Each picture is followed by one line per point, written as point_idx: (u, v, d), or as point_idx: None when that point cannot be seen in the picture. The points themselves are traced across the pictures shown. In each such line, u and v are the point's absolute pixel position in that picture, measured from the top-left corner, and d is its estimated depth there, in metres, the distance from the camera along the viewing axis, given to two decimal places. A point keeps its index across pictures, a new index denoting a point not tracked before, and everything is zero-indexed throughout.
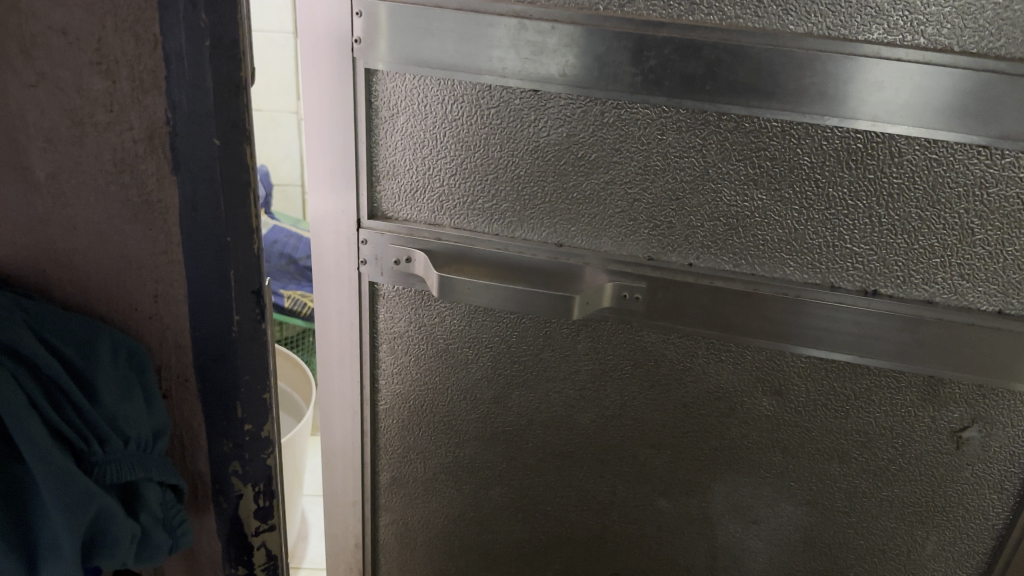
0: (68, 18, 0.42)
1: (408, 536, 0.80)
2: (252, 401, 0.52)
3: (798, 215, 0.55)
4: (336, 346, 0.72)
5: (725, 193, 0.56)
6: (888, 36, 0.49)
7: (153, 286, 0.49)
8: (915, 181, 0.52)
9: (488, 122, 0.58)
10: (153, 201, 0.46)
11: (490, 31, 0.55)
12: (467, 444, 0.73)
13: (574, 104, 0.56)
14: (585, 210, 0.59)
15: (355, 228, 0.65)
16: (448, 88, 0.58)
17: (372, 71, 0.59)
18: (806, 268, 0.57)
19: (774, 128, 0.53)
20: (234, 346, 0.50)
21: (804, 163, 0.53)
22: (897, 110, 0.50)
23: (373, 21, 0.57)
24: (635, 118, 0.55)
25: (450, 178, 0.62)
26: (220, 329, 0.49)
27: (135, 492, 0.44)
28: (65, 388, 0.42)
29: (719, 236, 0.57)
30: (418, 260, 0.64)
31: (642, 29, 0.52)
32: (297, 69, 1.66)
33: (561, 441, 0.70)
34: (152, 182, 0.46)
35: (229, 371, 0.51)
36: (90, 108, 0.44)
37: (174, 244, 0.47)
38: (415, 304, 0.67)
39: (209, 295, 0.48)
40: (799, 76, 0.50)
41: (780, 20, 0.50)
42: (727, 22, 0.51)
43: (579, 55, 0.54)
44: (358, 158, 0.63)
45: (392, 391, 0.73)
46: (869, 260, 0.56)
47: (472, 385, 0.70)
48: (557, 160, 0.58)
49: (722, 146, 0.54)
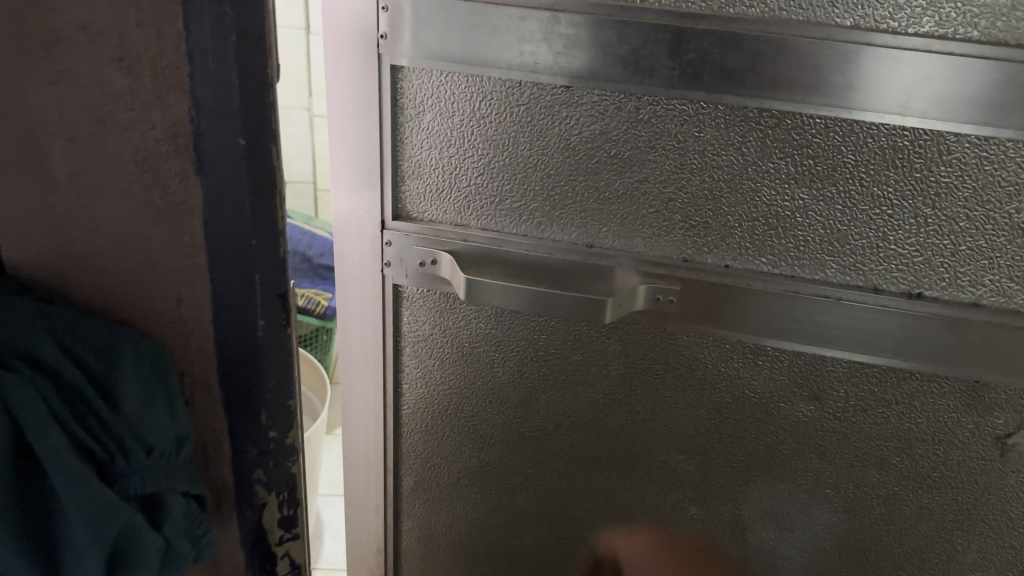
0: (90, 12, 0.40)
1: (431, 542, 0.79)
2: (276, 403, 0.51)
3: (842, 215, 0.53)
4: (358, 349, 0.70)
5: (764, 191, 0.54)
6: (940, 29, 0.47)
7: (177, 288, 0.47)
8: (963, 179, 0.50)
9: (518, 118, 0.57)
10: (177, 202, 0.45)
11: (520, 25, 0.53)
12: (492, 449, 0.71)
13: (607, 100, 0.54)
14: (617, 209, 0.58)
15: (379, 229, 0.64)
16: (476, 84, 0.56)
17: (397, 67, 0.57)
18: (848, 269, 0.55)
19: (816, 124, 0.51)
20: (260, 349, 0.49)
21: (847, 160, 0.51)
22: (947, 105, 0.48)
23: (399, 15, 0.55)
24: (671, 114, 0.53)
25: (477, 177, 0.60)
26: (245, 332, 0.49)
27: (159, 503, 0.43)
28: (87, 396, 0.41)
29: (757, 237, 0.56)
30: (444, 262, 0.62)
31: (679, 22, 0.50)
32: (309, 66, 1.64)
33: (590, 446, 0.68)
34: (177, 183, 0.44)
35: (253, 375, 0.50)
36: (112, 107, 0.42)
37: (198, 246, 0.46)
38: (440, 307, 0.66)
39: (234, 298, 0.48)
40: (845, 70, 0.48)
41: (825, 13, 0.48)
42: (769, 15, 0.49)
43: (612, 49, 0.52)
44: (382, 156, 0.61)
45: (416, 396, 0.71)
46: (913, 261, 0.54)
47: (499, 389, 0.68)
48: (589, 158, 0.56)
49: (762, 143, 0.52)
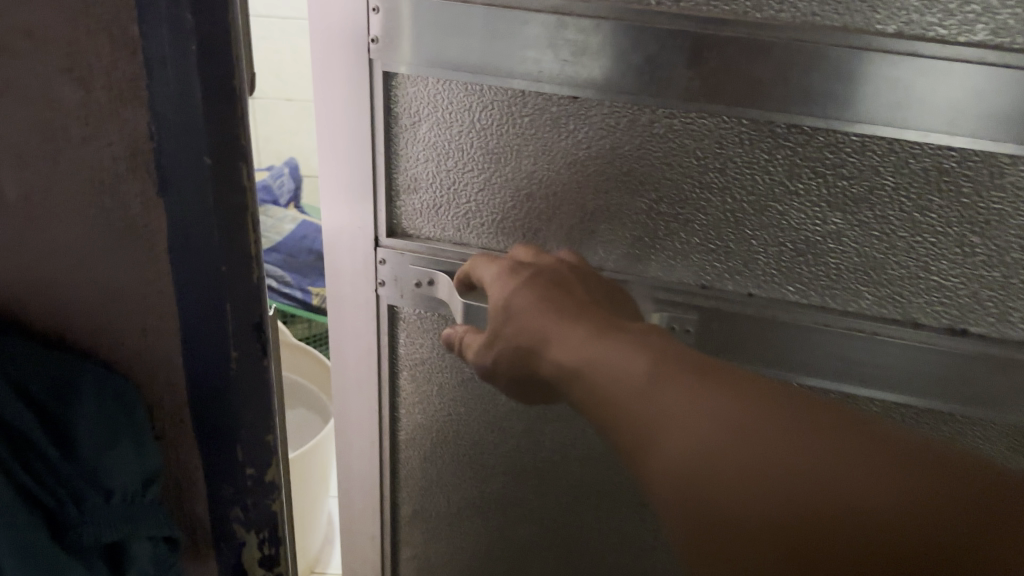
0: (34, 16, 0.35)
1: (430, 569, 0.75)
2: (249, 436, 0.46)
3: (876, 244, 0.48)
4: (353, 373, 0.65)
5: (792, 214, 0.49)
6: (995, 38, 0.41)
7: (142, 317, 0.43)
8: (1017, 206, 0.45)
9: (524, 131, 0.52)
10: (139, 225, 0.40)
11: (523, 30, 0.48)
12: (494, 477, 0.67)
13: (618, 113, 0.49)
14: (631, 230, 0.53)
15: (372, 247, 0.59)
16: (476, 92, 0.51)
17: (390, 73, 0.53)
18: (884, 301, 0.50)
19: (852, 142, 0.46)
20: (234, 384, 0.44)
21: (886, 183, 0.46)
22: (1002, 125, 0.42)
23: (391, 17, 0.50)
24: (690, 129, 0.48)
25: (479, 193, 0.56)
26: (216, 365, 0.44)
27: (122, 553, 0.38)
28: (32, 438, 0.37)
29: (784, 263, 0.51)
30: (441, 282, 0.58)
31: (700, 28, 0.45)
32: None
33: (598, 479, 0.63)
34: (138, 206, 0.40)
35: (226, 411, 0.45)
36: (65, 122, 0.38)
37: (163, 272, 0.42)
38: (438, 329, 0.61)
39: (204, 329, 0.43)
40: (890, 87, 0.43)
41: (865, 18, 0.42)
42: (801, 20, 0.43)
43: (624, 57, 0.47)
44: (375, 170, 0.56)
45: (414, 421, 0.67)
46: (957, 295, 0.48)
47: (501, 417, 0.63)
48: (600, 175, 0.52)
49: (790, 162, 0.47)
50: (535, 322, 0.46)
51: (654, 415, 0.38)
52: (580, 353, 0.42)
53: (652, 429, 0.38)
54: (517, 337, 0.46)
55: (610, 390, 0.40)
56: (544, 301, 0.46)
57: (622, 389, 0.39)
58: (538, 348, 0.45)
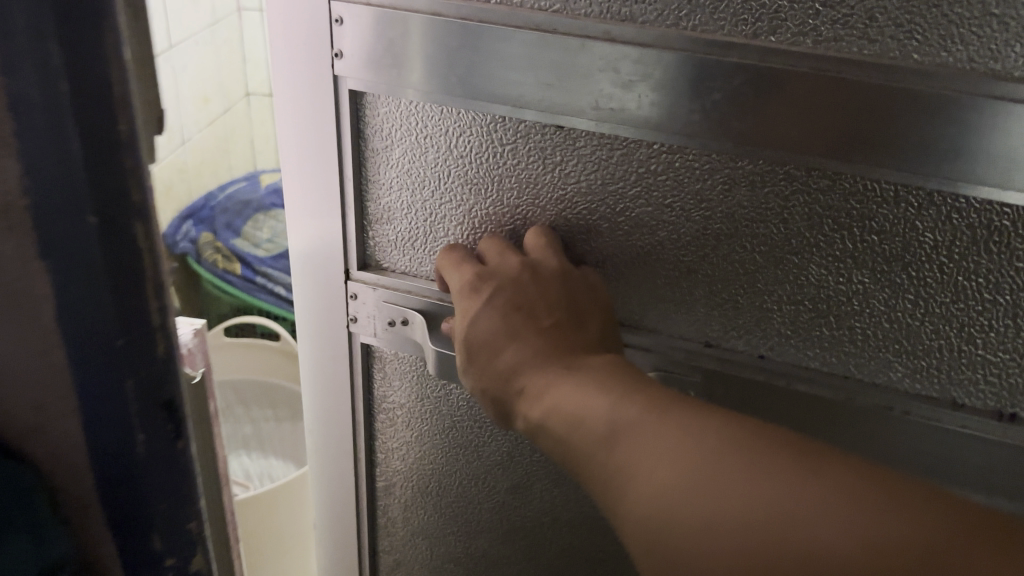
0: None
1: None
2: (177, 535, 0.36)
3: (919, 309, 0.41)
4: (327, 414, 0.60)
5: (810, 268, 0.42)
6: None
7: (29, 406, 0.32)
8: None
9: (513, 162, 0.46)
10: (13, 294, 0.29)
11: (502, 47, 0.42)
12: (479, 534, 0.61)
13: (617, 143, 0.43)
14: (626, 274, 0.47)
15: (343, 280, 0.54)
16: (453, 116, 0.46)
17: (358, 92, 0.47)
18: (919, 376, 0.42)
19: (881, 192, 0.39)
20: (149, 485, 0.34)
21: (922, 240, 0.39)
22: None
23: (356, 29, 0.45)
24: (692, 167, 0.42)
25: (458, 229, 0.50)
26: (126, 467, 0.33)
27: None
28: None
29: (801, 323, 0.44)
30: (415, 324, 0.53)
31: (704, 51, 0.38)
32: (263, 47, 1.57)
33: (592, 547, 0.57)
34: (12, 270, 0.29)
35: (145, 526, 0.35)
36: None
37: (53, 347, 0.30)
38: (416, 372, 0.56)
39: (109, 419, 0.32)
40: (927, 128, 0.36)
41: (898, 44, 0.35)
42: (823, 46, 0.37)
43: (615, 82, 0.41)
44: (343, 201, 0.51)
45: (395, 467, 0.61)
46: (1008, 374, 0.40)
47: (486, 469, 0.57)
48: (591, 212, 0.46)
49: (808, 211, 0.41)
50: (510, 347, 0.43)
51: (621, 463, 0.35)
52: (552, 390, 0.40)
53: (618, 477, 0.36)
54: (494, 372, 0.43)
55: (574, 442, 0.38)
56: (517, 317, 0.43)
57: (585, 436, 0.37)
58: (512, 384, 0.42)
